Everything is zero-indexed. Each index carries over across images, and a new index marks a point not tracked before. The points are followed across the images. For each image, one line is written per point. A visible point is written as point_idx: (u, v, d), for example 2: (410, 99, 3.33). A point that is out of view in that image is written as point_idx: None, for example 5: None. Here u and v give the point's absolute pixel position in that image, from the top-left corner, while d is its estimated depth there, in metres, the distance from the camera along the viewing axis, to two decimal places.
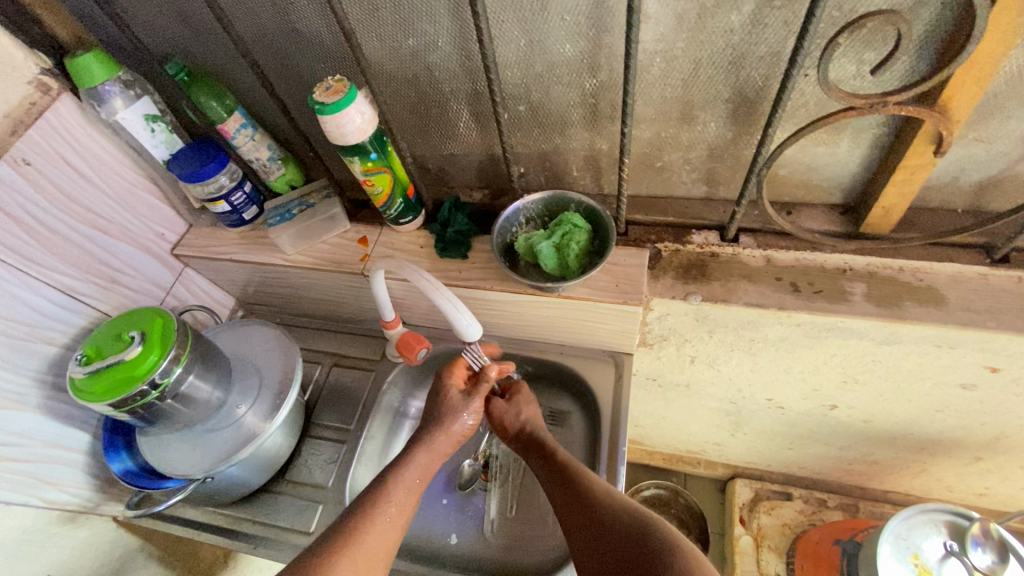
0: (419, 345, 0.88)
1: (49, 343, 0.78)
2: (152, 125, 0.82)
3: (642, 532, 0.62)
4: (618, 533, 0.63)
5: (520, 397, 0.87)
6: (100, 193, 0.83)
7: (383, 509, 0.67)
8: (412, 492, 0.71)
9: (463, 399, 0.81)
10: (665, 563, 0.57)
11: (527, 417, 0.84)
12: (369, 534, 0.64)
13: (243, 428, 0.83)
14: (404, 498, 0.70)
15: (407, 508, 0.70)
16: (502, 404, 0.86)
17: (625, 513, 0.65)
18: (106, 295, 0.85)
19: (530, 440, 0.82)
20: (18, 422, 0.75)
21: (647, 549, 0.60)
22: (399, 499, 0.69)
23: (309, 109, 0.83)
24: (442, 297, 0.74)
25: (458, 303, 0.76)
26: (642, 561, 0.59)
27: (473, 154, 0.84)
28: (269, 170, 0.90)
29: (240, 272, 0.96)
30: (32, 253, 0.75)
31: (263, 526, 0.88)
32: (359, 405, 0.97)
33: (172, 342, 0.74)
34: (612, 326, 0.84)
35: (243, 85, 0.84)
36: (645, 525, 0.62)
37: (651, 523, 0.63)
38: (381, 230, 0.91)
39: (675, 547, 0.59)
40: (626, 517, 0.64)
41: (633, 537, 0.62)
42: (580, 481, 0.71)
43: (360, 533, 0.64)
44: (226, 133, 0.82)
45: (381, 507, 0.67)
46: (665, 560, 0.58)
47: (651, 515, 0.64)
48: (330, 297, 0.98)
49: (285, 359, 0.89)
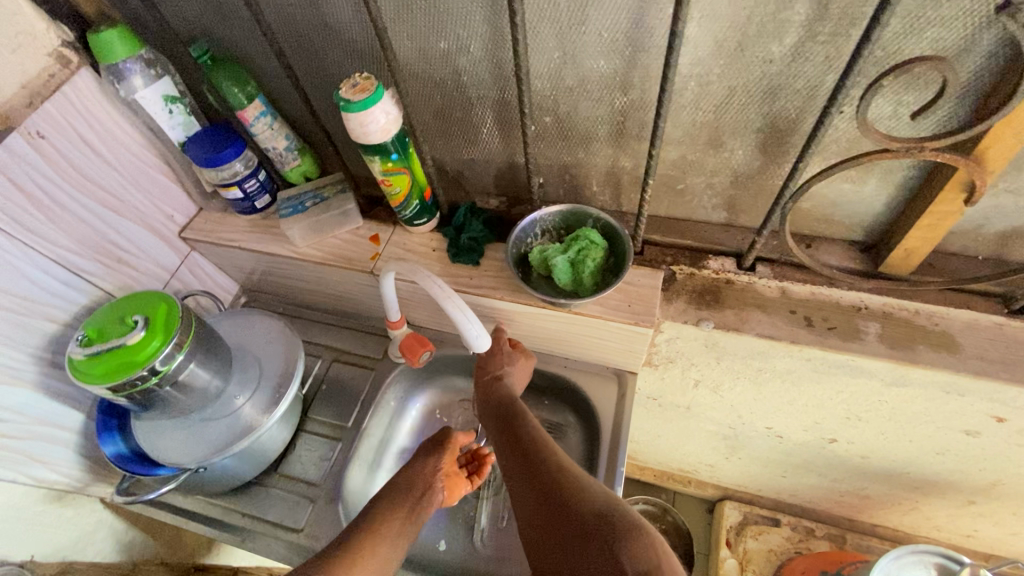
0: (421, 347, 0.87)
1: (50, 320, 0.76)
2: (171, 106, 0.80)
3: (551, 471, 0.63)
4: (531, 474, 0.64)
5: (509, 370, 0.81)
6: (112, 169, 0.81)
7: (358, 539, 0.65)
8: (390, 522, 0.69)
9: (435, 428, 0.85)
10: (571, 499, 0.59)
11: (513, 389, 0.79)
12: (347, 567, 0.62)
13: (240, 420, 0.82)
14: (400, 519, 0.70)
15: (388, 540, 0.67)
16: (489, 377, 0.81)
17: (539, 453, 0.66)
18: (111, 275, 0.84)
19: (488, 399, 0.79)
20: (12, 398, 0.74)
21: (552, 489, 0.61)
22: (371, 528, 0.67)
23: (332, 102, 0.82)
24: (452, 306, 0.73)
25: (468, 311, 0.74)
26: (550, 501, 0.60)
27: (493, 161, 0.83)
28: (285, 160, 0.89)
29: (247, 260, 0.95)
30: (40, 228, 0.73)
31: (252, 519, 0.87)
32: (357, 403, 0.96)
33: (176, 329, 0.73)
34: (621, 345, 0.83)
35: (266, 73, 0.82)
36: (554, 465, 0.64)
37: (561, 465, 0.64)
38: (394, 229, 0.89)
39: (579, 483, 0.61)
40: (541, 456, 0.66)
41: (542, 476, 0.63)
42: (508, 427, 0.73)
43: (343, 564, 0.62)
44: (246, 120, 0.81)
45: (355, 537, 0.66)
46: (567, 497, 0.59)
47: (561, 455, 0.66)
48: (336, 292, 0.97)
49: (288, 353, 0.88)
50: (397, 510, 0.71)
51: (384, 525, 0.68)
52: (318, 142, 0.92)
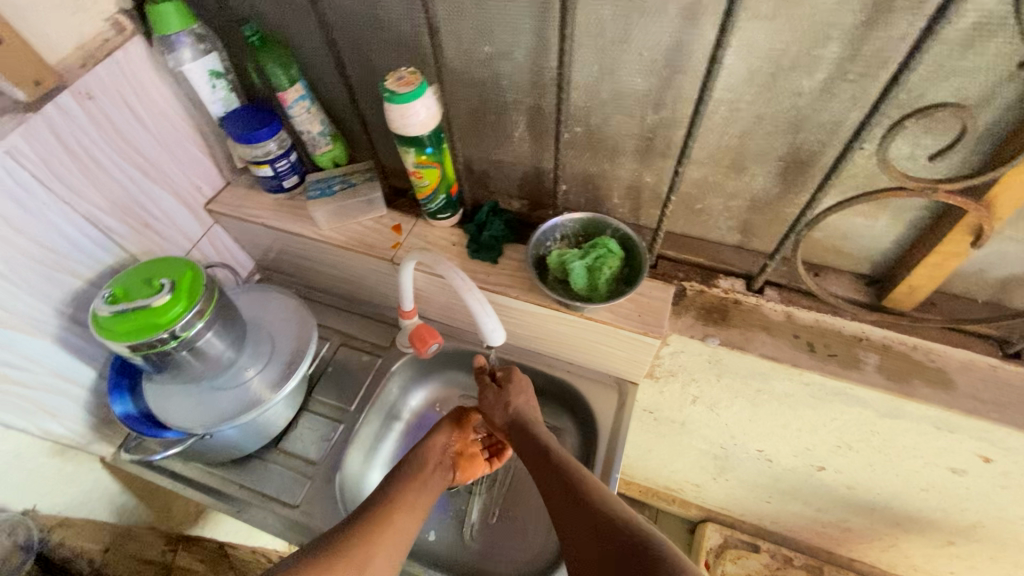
0: (432, 338, 0.88)
1: (75, 276, 0.78)
2: (215, 81, 0.83)
3: (601, 509, 0.63)
4: (581, 515, 0.63)
5: (513, 387, 0.84)
6: (151, 136, 0.83)
7: (383, 515, 0.68)
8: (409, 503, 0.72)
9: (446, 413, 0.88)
10: (616, 529, 0.60)
11: (521, 409, 0.81)
12: (369, 543, 0.65)
13: (248, 392, 0.83)
14: (403, 514, 0.70)
15: (408, 516, 0.70)
16: (495, 392, 0.84)
17: (585, 491, 0.66)
18: (137, 238, 0.86)
19: (509, 429, 0.81)
20: (32, 347, 0.75)
21: (598, 518, 0.62)
22: (393, 506, 0.70)
23: (371, 92, 0.85)
24: (468, 299, 0.75)
25: (487, 306, 0.76)
26: (603, 536, 0.60)
27: (520, 165, 0.86)
28: (317, 144, 0.92)
29: (269, 238, 0.97)
30: (77, 185, 0.75)
31: (250, 492, 0.88)
32: (361, 388, 0.98)
33: (199, 297, 0.74)
34: (626, 354, 0.86)
35: (310, 58, 0.85)
36: (602, 504, 0.64)
37: (609, 501, 0.64)
38: (416, 221, 0.92)
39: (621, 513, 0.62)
40: (585, 492, 0.66)
41: (588, 509, 0.64)
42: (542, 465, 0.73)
43: (364, 538, 0.65)
44: (285, 101, 0.84)
45: (382, 513, 0.69)
46: (618, 527, 0.60)
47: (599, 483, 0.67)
48: (352, 277, 0.99)
49: (301, 332, 0.90)
50: (401, 504, 0.71)
51: (393, 522, 0.68)
52: (351, 131, 0.95)
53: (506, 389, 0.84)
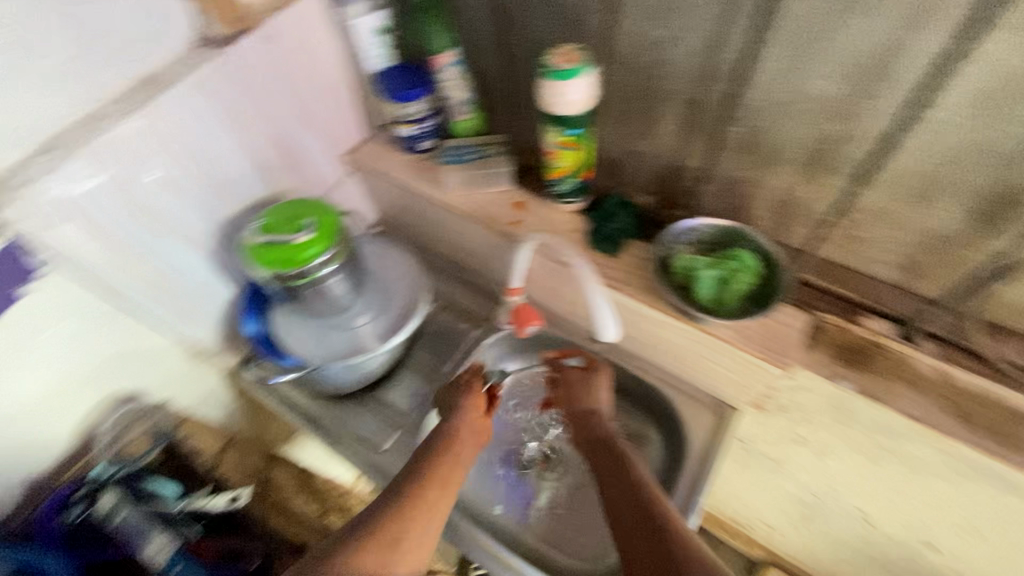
0: (530, 322, 0.89)
1: (230, 202, 0.85)
2: (377, 38, 0.85)
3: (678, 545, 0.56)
4: (655, 554, 0.57)
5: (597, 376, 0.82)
6: (312, 83, 0.88)
7: (419, 492, 0.65)
8: (445, 481, 0.68)
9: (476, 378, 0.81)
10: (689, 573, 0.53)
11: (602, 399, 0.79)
12: (403, 523, 0.62)
13: (359, 335, 0.88)
14: (437, 491, 0.66)
15: (443, 492, 0.66)
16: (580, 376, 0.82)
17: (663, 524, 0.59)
18: (285, 176, 0.91)
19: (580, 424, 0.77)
20: (187, 260, 0.83)
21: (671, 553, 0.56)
22: (428, 484, 0.67)
23: (525, 63, 0.84)
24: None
25: None
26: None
27: (662, 159, 0.81)
28: (457, 111, 0.90)
29: (396, 194, 0.99)
30: (246, 121, 0.81)
31: (344, 428, 0.93)
32: (458, 353, 1.00)
33: (331, 244, 0.77)
34: (739, 378, 0.80)
35: (471, 24, 0.85)
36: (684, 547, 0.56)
37: (679, 527, 0.58)
38: (541, 200, 0.90)
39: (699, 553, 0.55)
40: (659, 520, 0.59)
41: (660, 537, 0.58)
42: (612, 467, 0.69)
43: (399, 519, 0.62)
44: (436, 65, 0.84)
45: (418, 491, 0.65)
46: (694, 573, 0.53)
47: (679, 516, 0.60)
48: (465, 245, 1.00)
49: (413, 293, 0.92)
50: (434, 480, 0.67)
51: (428, 500, 0.65)
52: (494, 100, 0.93)
53: (574, 380, 0.82)
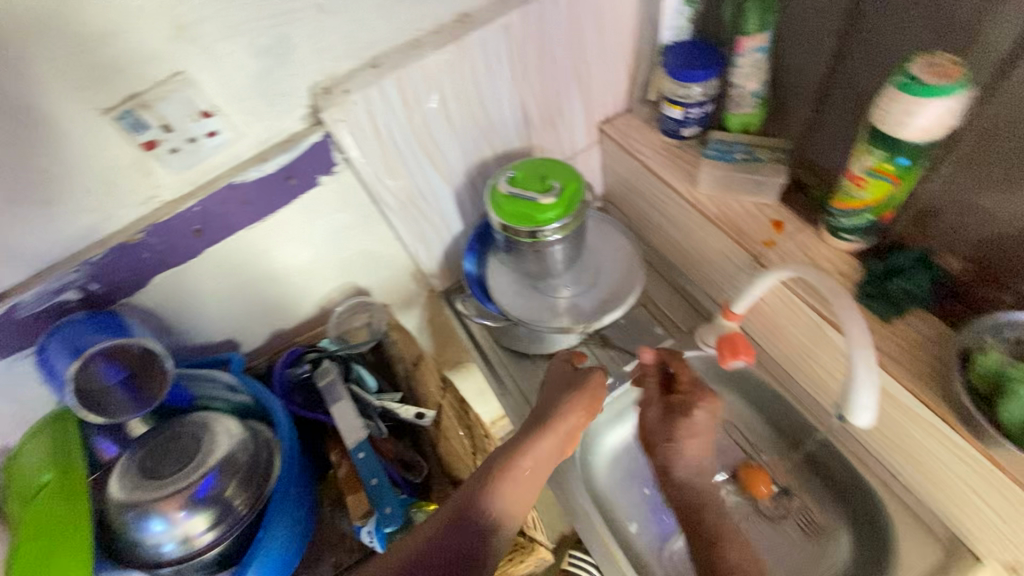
0: (742, 355, 0.78)
1: (488, 148, 0.86)
2: (683, 8, 0.82)
3: None
4: None
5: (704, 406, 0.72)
6: (599, 44, 0.83)
7: (502, 490, 0.65)
8: (530, 482, 0.67)
9: (570, 373, 0.76)
10: None
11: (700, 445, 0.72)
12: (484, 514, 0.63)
13: (560, 307, 0.87)
14: (519, 489, 0.66)
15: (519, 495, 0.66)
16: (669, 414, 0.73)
17: None
18: (541, 134, 0.90)
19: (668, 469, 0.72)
20: (438, 191, 0.86)
21: None
22: (519, 481, 0.66)
23: (863, 66, 0.69)
24: (860, 366, 0.58)
25: (874, 379, 0.58)
26: None
27: (1009, 225, 0.61)
28: (740, 105, 0.81)
29: (635, 177, 0.92)
30: (529, 71, 0.80)
31: (510, 380, 0.91)
32: (641, 354, 0.90)
33: (572, 211, 0.77)
34: (1016, 535, 0.60)
35: (806, 10, 0.72)
36: None
37: None
38: (808, 230, 0.75)
39: None
40: None
41: None
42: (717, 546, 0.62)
43: (478, 509, 0.64)
44: (740, 47, 0.75)
45: (504, 484, 0.66)
46: None
47: None
48: (689, 253, 0.89)
49: (625, 279, 0.88)
50: (519, 480, 0.67)
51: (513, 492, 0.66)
52: (794, 101, 0.80)
53: (673, 417, 0.73)
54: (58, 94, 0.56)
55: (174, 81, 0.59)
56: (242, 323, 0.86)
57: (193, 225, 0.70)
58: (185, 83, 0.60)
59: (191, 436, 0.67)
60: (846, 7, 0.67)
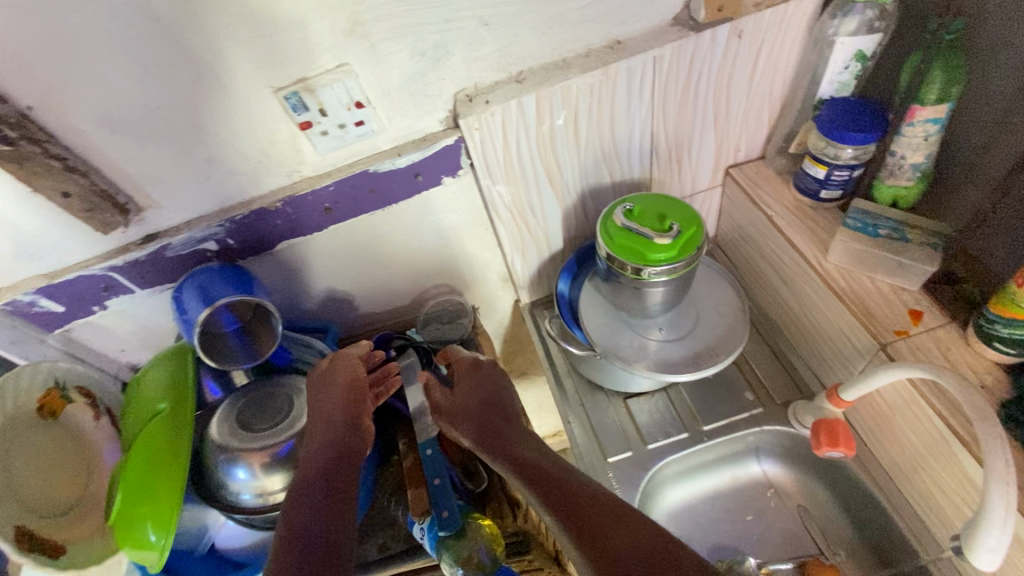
0: (841, 446, 0.72)
1: (608, 175, 0.85)
2: (852, 63, 0.74)
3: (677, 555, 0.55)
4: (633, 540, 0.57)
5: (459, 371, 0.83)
6: (747, 88, 0.79)
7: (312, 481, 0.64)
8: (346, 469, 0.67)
9: (343, 357, 0.76)
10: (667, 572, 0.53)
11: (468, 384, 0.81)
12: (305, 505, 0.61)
13: (649, 350, 0.82)
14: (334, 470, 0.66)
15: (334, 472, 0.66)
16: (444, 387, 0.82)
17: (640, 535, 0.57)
18: (665, 169, 0.87)
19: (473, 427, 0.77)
20: (549, 208, 0.86)
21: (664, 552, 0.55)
22: (324, 463, 0.66)
23: None
24: (994, 504, 0.52)
25: (1007, 518, 0.52)
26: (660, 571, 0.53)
27: None
28: (896, 175, 0.74)
29: (756, 230, 0.87)
30: (668, 105, 0.78)
31: (582, 410, 0.89)
32: (725, 415, 0.85)
33: (686, 256, 0.74)
34: None
35: (998, 91, 0.65)
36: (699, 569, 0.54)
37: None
38: (953, 328, 0.67)
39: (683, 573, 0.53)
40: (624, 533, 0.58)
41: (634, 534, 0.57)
42: (554, 478, 0.66)
43: (300, 501, 0.62)
44: (911, 116, 0.68)
45: (313, 478, 0.64)
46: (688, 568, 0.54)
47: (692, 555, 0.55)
48: (800, 321, 0.83)
49: (725, 336, 0.83)
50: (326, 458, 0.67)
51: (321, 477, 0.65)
52: (964, 183, 0.72)
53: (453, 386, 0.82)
54: (242, 71, 0.61)
55: (339, 72, 0.64)
56: (343, 298, 0.91)
57: (324, 203, 0.75)
58: (347, 75, 0.64)
59: (287, 398, 0.74)
60: None
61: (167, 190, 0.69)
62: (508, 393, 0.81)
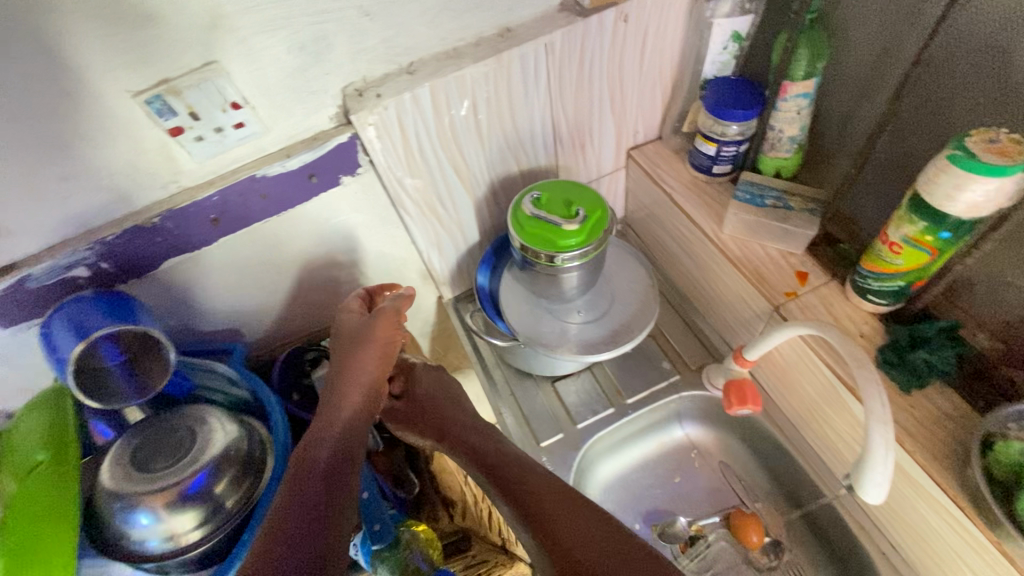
0: (750, 403, 0.77)
1: (514, 164, 0.85)
2: (729, 44, 0.79)
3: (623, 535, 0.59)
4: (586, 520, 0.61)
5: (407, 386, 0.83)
6: (639, 70, 0.82)
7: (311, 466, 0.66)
8: (342, 455, 0.69)
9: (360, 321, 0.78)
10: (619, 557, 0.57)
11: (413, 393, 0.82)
12: (302, 493, 0.64)
13: (570, 333, 0.84)
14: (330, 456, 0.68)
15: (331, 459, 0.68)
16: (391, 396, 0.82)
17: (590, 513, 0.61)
18: (570, 154, 0.88)
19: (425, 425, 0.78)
20: (459, 201, 0.85)
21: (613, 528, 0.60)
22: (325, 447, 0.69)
23: (909, 130, 0.67)
24: (876, 442, 0.58)
25: (887, 454, 0.58)
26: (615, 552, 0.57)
27: None
28: (776, 148, 0.79)
29: (660, 208, 0.90)
30: (565, 91, 0.78)
31: (512, 399, 0.90)
32: (646, 387, 0.89)
33: (594, 239, 0.75)
34: None
35: (855, 65, 0.71)
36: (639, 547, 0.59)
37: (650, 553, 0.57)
38: (834, 285, 0.73)
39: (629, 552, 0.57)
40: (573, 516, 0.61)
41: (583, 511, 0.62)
42: (505, 467, 0.69)
43: (297, 489, 0.64)
44: (783, 92, 0.73)
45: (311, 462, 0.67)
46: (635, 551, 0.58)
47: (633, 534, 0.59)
48: (706, 291, 0.88)
49: (640, 311, 0.86)
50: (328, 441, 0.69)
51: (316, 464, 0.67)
52: (835, 150, 0.78)
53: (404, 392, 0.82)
54: (91, 75, 0.54)
55: (207, 71, 0.58)
56: (249, 314, 0.85)
57: (210, 214, 0.69)
58: (215, 74, 0.59)
59: (187, 431, 0.68)
60: (899, 69, 0.66)
61: (15, 215, 0.61)
62: (456, 388, 0.83)
